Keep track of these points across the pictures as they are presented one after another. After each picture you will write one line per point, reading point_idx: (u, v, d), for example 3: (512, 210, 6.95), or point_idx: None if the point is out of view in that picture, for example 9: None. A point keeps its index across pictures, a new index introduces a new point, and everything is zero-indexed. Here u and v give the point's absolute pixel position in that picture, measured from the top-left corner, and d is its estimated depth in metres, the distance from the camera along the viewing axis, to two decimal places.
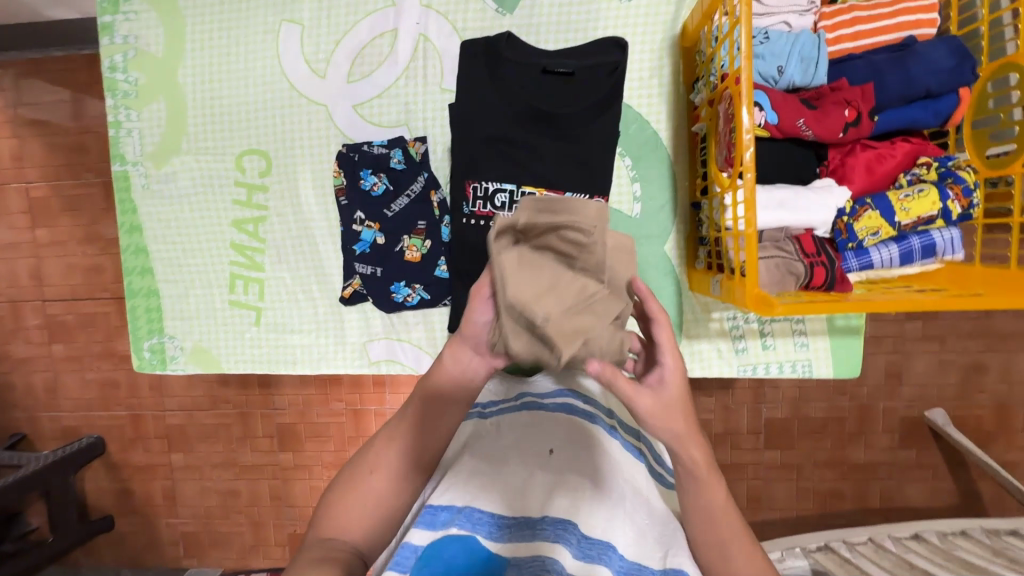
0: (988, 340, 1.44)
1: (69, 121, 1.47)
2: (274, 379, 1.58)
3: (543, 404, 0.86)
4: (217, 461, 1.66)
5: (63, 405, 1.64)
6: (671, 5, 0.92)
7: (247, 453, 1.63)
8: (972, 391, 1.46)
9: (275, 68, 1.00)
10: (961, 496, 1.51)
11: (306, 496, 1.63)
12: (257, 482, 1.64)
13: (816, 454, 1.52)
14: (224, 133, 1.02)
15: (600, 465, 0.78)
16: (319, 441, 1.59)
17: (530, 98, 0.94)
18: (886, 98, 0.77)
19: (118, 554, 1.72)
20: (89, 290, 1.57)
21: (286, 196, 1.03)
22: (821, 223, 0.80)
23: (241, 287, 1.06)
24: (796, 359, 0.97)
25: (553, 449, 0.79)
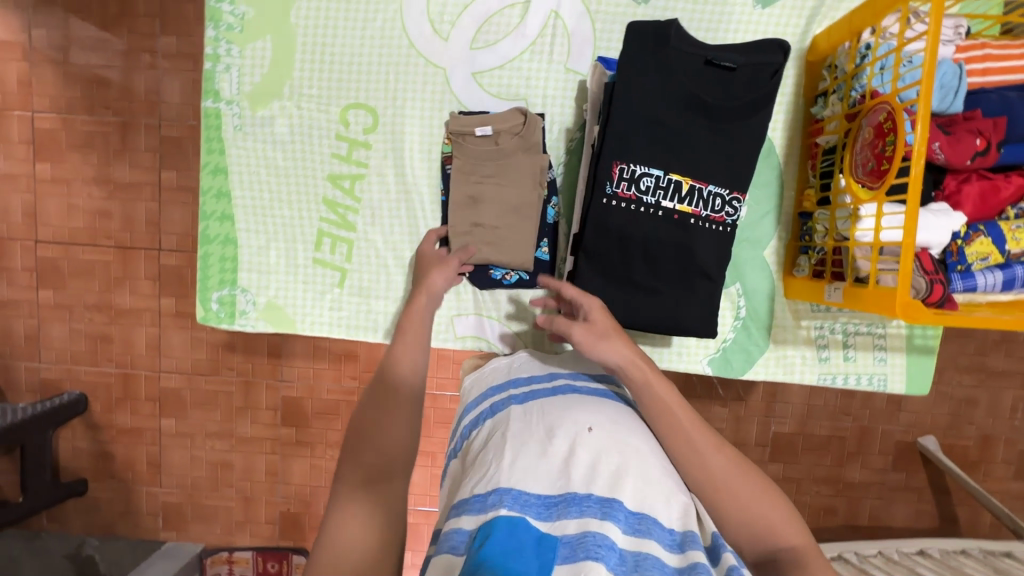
0: (985, 377, 1.55)
1: (94, 54, 1.35)
2: (288, 346, 1.47)
3: (576, 387, 0.80)
4: (212, 430, 1.54)
5: (44, 355, 1.48)
6: (802, 19, 0.95)
7: (246, 424, 1.52)
8: (963, 422, 1.57)
9: (397, 23, 0.97)
10: (940, 518, 1.61)
11: (306, 474, 1.54)
12: (252, 457, 1.53)
13: (816, 470, 1.59)
14: (333, 82, 0.98)
15: (642, 441, 0.69)
16: (329, 418, 1.51)
17: (693, 78, 0.78)
18: (1011, 133, 0.83)
19: (76, 528, 1.56)
20: (91, 235, 1.42)
21: (390, 157, 1.00)
22: (937, 243, 0.83)
23: (328, 245, 1.01)
24: (873, 372, 1.02)
25: (591, 426, 0.69)
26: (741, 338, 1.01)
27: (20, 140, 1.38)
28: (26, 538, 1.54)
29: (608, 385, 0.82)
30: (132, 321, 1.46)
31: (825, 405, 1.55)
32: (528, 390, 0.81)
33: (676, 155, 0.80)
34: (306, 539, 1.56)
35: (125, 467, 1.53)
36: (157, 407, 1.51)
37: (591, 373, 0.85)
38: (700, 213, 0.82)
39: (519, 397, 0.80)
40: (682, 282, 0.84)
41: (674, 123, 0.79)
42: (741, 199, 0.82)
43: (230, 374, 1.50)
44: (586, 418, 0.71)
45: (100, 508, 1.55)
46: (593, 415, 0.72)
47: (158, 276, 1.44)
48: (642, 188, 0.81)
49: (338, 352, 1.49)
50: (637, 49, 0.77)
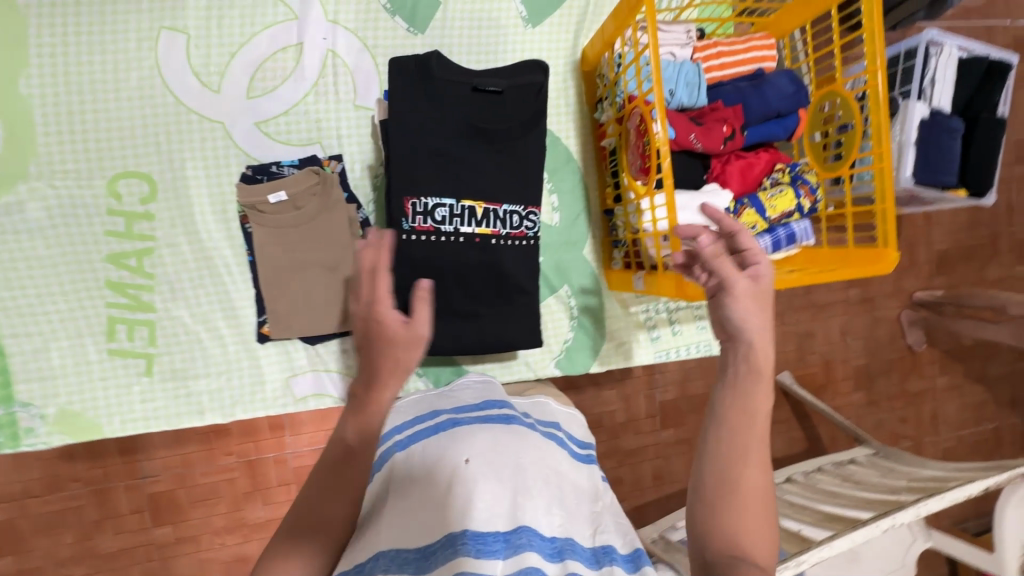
0: (815, 312, 1.75)
1: None
2: (141, 439, 1.32)
3: (458, 419, 0.79)
4: (65, 556, 1.33)
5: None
6: (570, 33, 1.02)
7: (107, 539, 1.33)
8: (810, 355, 1.75)
9: (154, 80, 0.88)
10: (809, 442, 1.80)
11: (195, 572, 1.38)
12: (124, 571, 1.35)
13: (701, 426, 1.71)
14: (89, 153, 0.87)
15: (520, 461, 0.72)
16: (207, 505, 1.36)
17: (462, 106, 0.80)
18: (751, 117, 0.94)
19: None
20: None
21: (178, 224, 0.91)
22: (714, 221, 0.93)
23: (123, 332, 0.90)
24: (698, 340, 1.12)
25: (468, 459, 0.70)
26: (580, 336, 1.06)
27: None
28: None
29: (491, 409, 0.81)
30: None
31: (696, 366, 1.67)
32: (410, 434, 0.79)
33: (462, 182, 0.81)
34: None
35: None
36: None
37: (474, 403, 0.83)
38: (501, 232, 0.85)
39: (401, 442, 0.78)
40: (499, 299, 0.86)
41: (453, 152, 0.80)
42: (537, 211, 0.86)
43: (76, 487, 1.31)
44: (463, 450, 0.72)
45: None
46: (471, 446, 0.72)
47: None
48: (439, 219, 0.81)
49: (204, 432, 1.36)
50: (401, 84, 0.78)
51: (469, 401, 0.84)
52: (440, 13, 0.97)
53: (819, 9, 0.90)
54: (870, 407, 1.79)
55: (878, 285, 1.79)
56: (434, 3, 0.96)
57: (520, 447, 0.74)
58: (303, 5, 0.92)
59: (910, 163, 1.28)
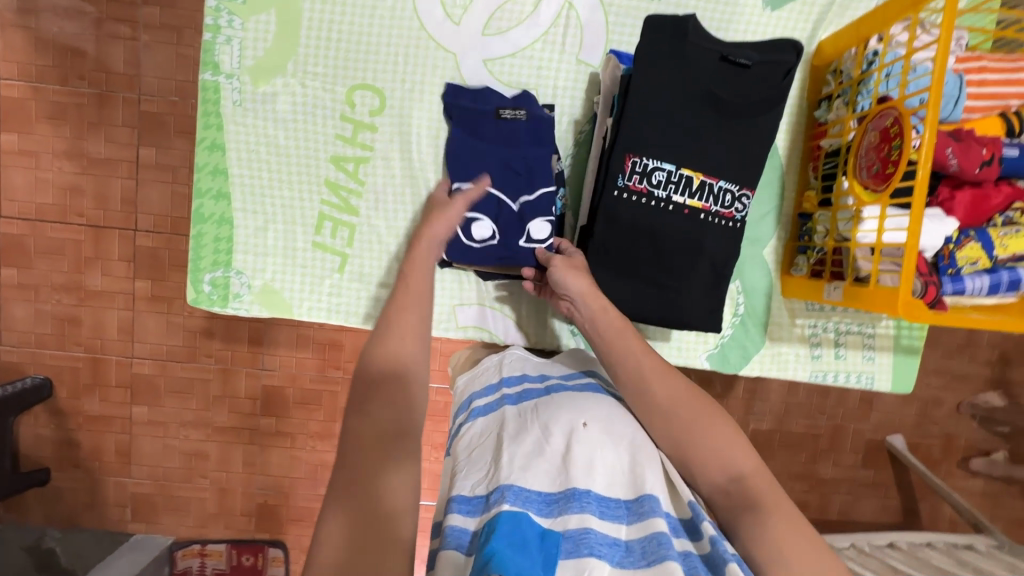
0: (957, 381, 1.58)
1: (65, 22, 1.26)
2: (268, 334, 1.42)
3: (566, 384, 0.78)
4: (187, 419, 1.48)
5: (5, 337, 1.40)
6: (809, 23, 0.97)
7: (222, 414, 1.47)
8: (927, 424, 1.61)
9: (409, 3, 0.94)
10: (904, 514, 1.65)
11: (285, 464, 1.50)
12: (231, 447, 1.49)
13: (790, 465, 1.61)
14: (337, 61, 0.95)
15: (632, 432, 0.69)
16: (308, 408, 1.47)
17: (708, 74, 0.78)
18: (480, 208, 0.93)
19: (48, 513, 1.50)
20: (58, 215, 1.35)
21: (396, 140, 0.97)
22: (931, 247, 0.87)
23: (328, 229, 0.98)
24: (862, 370, 1.05)
25: (586, 421, 0.68)
26: (739, 333, 1.03)
27: None
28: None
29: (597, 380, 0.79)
30: (104, 304, 1.39)
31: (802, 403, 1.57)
32: (520, 389, 0.79)
33: (685, 150, 0.80)
34: (284, 532, 1.54)
35: (93, 456, 1.47)
36: (129, 394, 1.45)
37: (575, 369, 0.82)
38: (710, 207, 0.82)
39: (510, 396, 0.77)
40: (695, 280, 0.85)
41: (685, 120, 0.79)
42: (750, 195, 0.83)
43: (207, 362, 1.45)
44: (579, 412, 0.70)
45: (63, 497, 1.48)
46: (586, 409, 0.70)
47: (133, 257, 1.36)
48: (654, 182, 0.81)
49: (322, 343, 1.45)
50: (657, 41, 0.78)
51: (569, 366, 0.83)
52: None
53: None
54: (983, 497, 1.62)
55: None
56: None
57: (632, 419, 0.71)
58: None
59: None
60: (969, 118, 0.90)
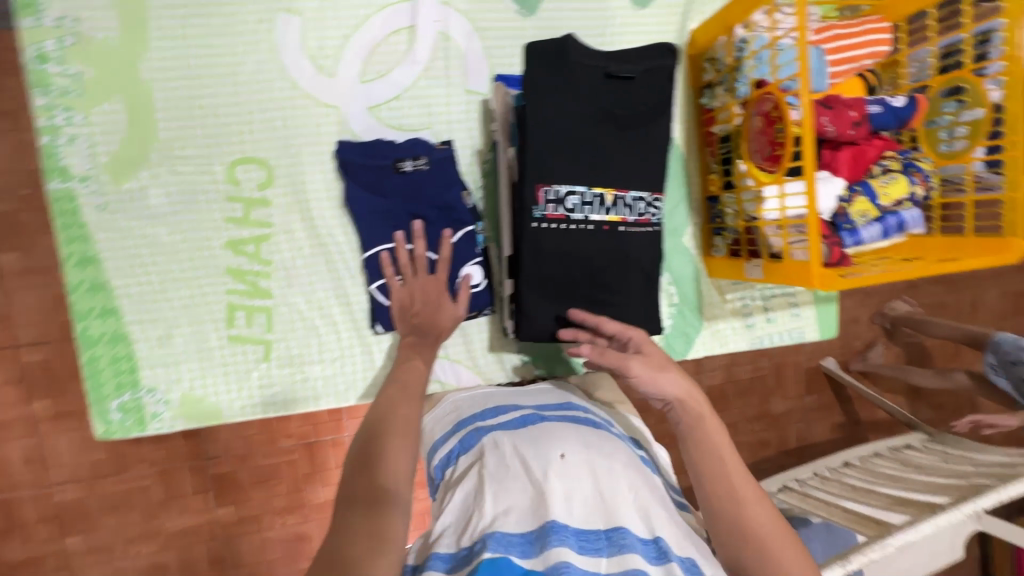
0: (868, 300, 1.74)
1: None
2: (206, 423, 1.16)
3: (544, 416, 0.79)
4: (134, 533, 1.21)
5: None
6: (677, 16, 1.00)
7: (173, 518, 1.21)
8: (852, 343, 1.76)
9: (273, 63, 0.87)
10: (852, 428, 1.79)
11: (256, 550, 1.25)
12: (190, 548, 1.23)
13: (747, 410, 1.70)
14: (206, 139, 0.86)
15: (610, 461, 0.70)
16: (271, 485, 1.24)
17: (596, 91, 0.78)
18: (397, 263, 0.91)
19: None
20: None
21: (294, 210, 0.90)
22: (826, 208, 0.93)
23: (242, 318, 0.90)
24: (792, 327, 1.12)
25: (564, 454, 0.69)
26: (679, 322, 1.07)
27: None
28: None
29: (575, 413, 0.81)
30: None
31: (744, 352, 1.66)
32: (494, 421, 0.79)
33: (594, 168, 0.80)
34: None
35: None
36: (57, 527, 1.17)
37: (554, 402, 0.84)
38: (628, 218, 0.84)
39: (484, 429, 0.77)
40: (633, 289, 0.86)
41: (586, 139, 0.79)
42: (661, 199, 0.85)
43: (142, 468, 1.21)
44: (557, 445, 0.70)
45: None
46: (563, 441, 0.71)
47: (23, 379, 1.10)
48: (570, 207, 0.80)
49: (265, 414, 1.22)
50: (541, 67, 0.76)
51: (547, 399, 0.85)
52: None
53: None
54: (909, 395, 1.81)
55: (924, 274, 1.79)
56: None
57: (612, 447, 0.72)
58: None
59: (1006, 390, 1.47)
60: (834, 83, 0.96)
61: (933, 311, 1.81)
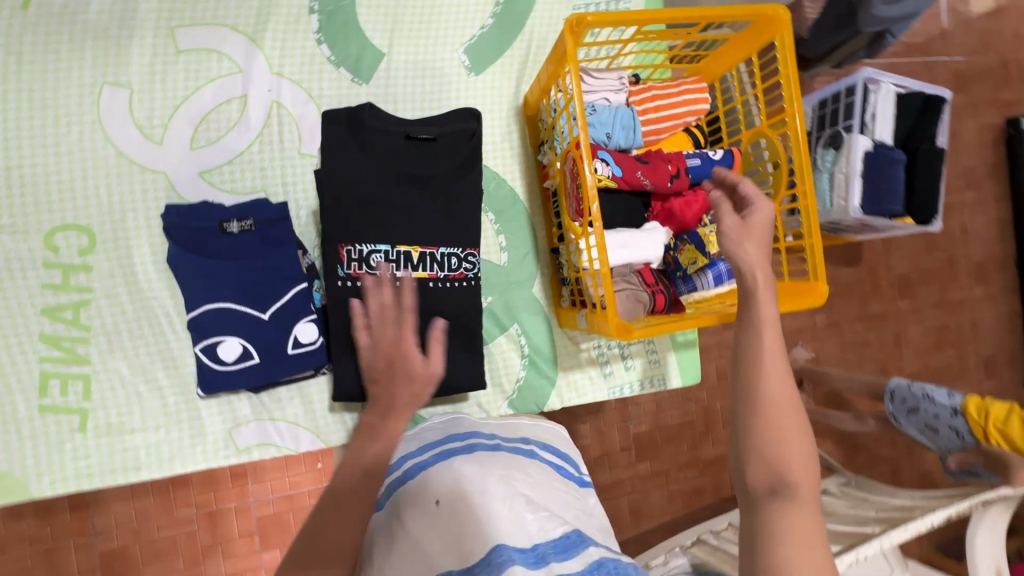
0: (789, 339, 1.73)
1: None
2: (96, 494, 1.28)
3: (424, 461, 0.79)
4: None
5: None
6: (512, 80, 1.06)
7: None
8: None
9: (97, 132, 0.89)
10: None
11: None
12: None
13: (677, 457, 1.67)
14: (24, 206, 0.86)
15: (479, 479, 0.70)
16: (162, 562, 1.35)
17: (399, 155, 0.82)
18: (222, 327, 0.90)
19: None
20: None
21: (118, 274, 0.90)
22: (655, 257, 0.95)
23: (56, 387, 0.87)
24: (653, 374, 1.12)
25: (437, 500, 0.68)
26: (532, 375, 1.06)
27: None
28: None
29: (451, 444, 0.81)
30: None
31: (669, 396, 1.65)
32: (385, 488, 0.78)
33: (399, 227, 0.82)
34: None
35: None
36: None
37: (436, 440, 0.83)
38: (438, 274, 0.84)
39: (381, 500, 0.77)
40: (450, 346, 0.86)
41: (387, 199, 0.81)
42: (475, 253, 0.86)
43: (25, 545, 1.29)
44: (431, 491, 0.70)
45: None
46: (436, 484, 0.71)
47: None
48: (375, 265, 0.81)
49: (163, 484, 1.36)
50: (336, 134, 0.80)
51: (431, 439, 0.84)
52: (384, 64, 1.00)
53: (743, 55, 0.93)
54: (845, 435, 1.76)
55: (843, 311, 1.78)
56: (378, 56, 1.00)
57: (480, 465, 0.73)
58: (247, 59, 0.95)
59: (914, 437, 1.42)
60: (658, 138, 1.01)
61: (855, 349, 1.79)
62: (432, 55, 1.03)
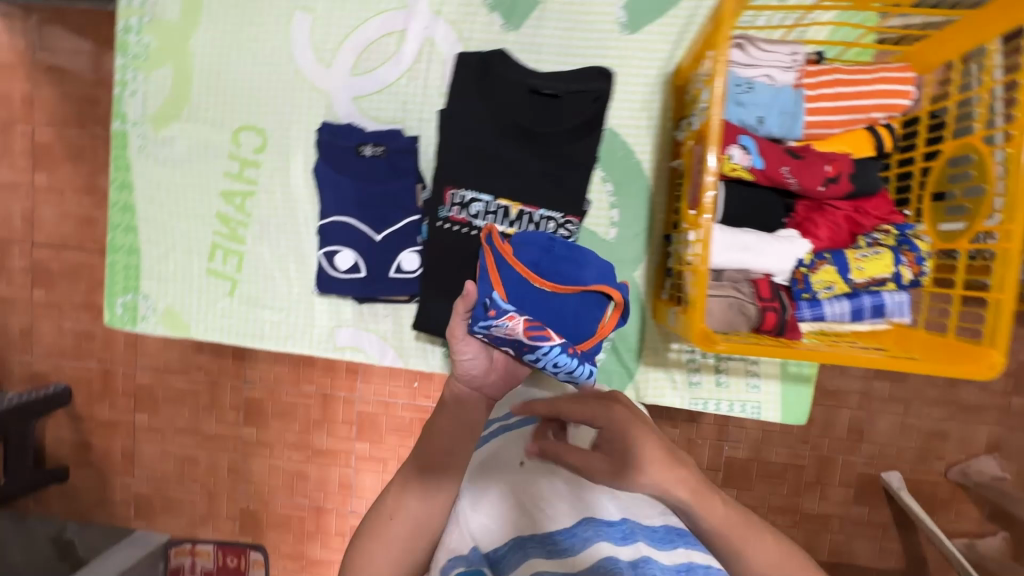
0: (972, 414, 1.35)
1: (85, 78, 1.57)
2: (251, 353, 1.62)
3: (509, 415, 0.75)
4: (181, 426, 1.71)
5: (38, 349, 1.71)
6: (668, 43, 0.96)
7: (211, 423, 1.68)
8: (939, 458, 1.37)
9: (283, 50, 1.03)
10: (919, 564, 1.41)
11: (264, 472, 1.67)
12: (217, 453, 1.69)
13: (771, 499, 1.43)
14: (224, 106, 1.05)
15: (566, 447, 0.68)
16: (283, 420, 1.63)
17: (515, 106, 0.80)
18: (341, 239, 1.01)
19: (70, 506, 1.76)
20: (81, 242, 1.65)
21: (277, 174, 1.06)
22: (779, 270, 0.82)
23: (220, 256, 1.08)
24: (746, 399, 1.00)
25: (523, 460, 0.66)
26: (611, 360, 1.02)
27: (26, 155, 1.63)
28: (16, 520, 1.74)
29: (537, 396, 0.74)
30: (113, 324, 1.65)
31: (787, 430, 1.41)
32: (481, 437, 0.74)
33: (503, 181, 0.82)
34: (265, 537, 1.70)
35: (103, 457, 1.73)
36: (133, 402, 1.70)
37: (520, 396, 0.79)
38: (531, 236, 0.83)
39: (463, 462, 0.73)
40: None
41: (497, 149, 0.81)
42: (576, 222, 0.82)
43: (198, 374, 1.68)
44: (515, 450, 0.67)
45: (80, 492, 1.75)
46: (520, 445, 0.68)
47: None
48: (473, 213, 0.83)
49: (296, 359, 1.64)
50: (464, 77, 0.80)
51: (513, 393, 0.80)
52: (537, 13, 0.98)
53: (974, 41, 0.74)
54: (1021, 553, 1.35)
55: None
56: (533, 4, 0.98)
57: (572, 437, 0.70)
58: None
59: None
60: (826, 134, 0.84)
61: None
62: (588, 8, 0.97)
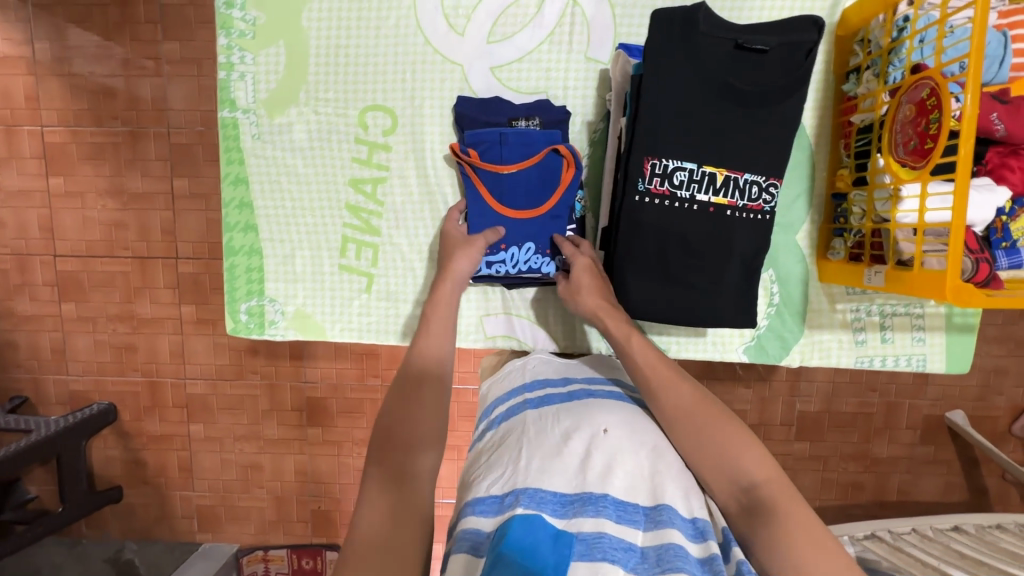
0: None
1: (93, 52, 1.30)
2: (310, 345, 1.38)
3: (591, 390, 0.75)
4: (239, 433, 1.48)
5: (72, 368, 1.45)
6: None
7: (273, 426, 1.46)
8: None
9: (410, 19, 0.94)
10: None
11: (336, 472, 1.47)
12: (281, 457, 1.48)
13: (884, 447, 1.37)
14: (347, 86, 0.96)
15: (654, 435, 0.67)
16: (351, 417, 1.43)
17: (722, 64, 0.76)
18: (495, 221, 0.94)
19: (124, 528, 1.53)
20: (108, 247, 1.38)
21: (410, 158, 0.98)
22: (980, 220, 0.80)
23: (353, 250, 1.00)
24: (912, 352, 1.00)
25: (607, 428, 0.65)
26: (776, 324, 1.00)
27: (31, 155, 1.35)
28: (67, 545, 1.53)
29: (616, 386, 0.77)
30: (155, 331, 1.42)
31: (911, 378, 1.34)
32: (543, 393, 0.75)
33: (705, 146, 0.79)
34: (340, 534, 1.51)
35: (158, 473, 1.50)
36: (185, 414, 1.46)
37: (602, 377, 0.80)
38: (736, 202, 0.81)
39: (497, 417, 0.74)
40: (731, 277, 0.83)
41: (699, 111, 0.77)
42: (778, 184, 0.81)
43: (253, 378, 1.44)
44: (601, 418, 0.67)
45: (136, 513, 1.52)
46: (604, 416, 0.67)
47: (178, 285, 1.39)
48: (676, 183, 0.79)
49: (359, 351, 1.40)
50: (665, 36, 0.76)
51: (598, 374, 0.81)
52: None
53: None
54: None
55: None
56: None
57: (659, 430, 0.68)
58: None
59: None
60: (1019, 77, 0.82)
61: None
62: None
